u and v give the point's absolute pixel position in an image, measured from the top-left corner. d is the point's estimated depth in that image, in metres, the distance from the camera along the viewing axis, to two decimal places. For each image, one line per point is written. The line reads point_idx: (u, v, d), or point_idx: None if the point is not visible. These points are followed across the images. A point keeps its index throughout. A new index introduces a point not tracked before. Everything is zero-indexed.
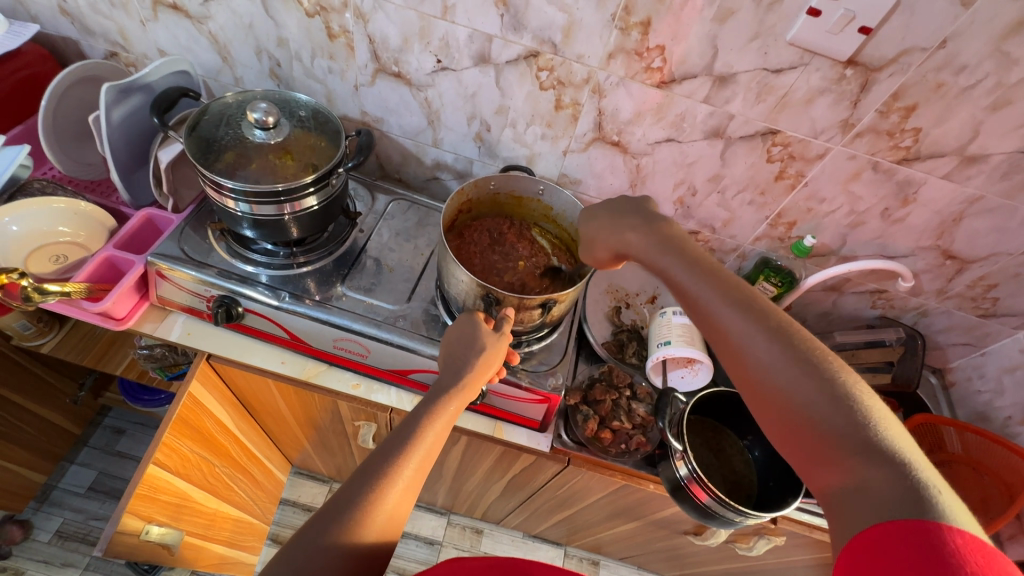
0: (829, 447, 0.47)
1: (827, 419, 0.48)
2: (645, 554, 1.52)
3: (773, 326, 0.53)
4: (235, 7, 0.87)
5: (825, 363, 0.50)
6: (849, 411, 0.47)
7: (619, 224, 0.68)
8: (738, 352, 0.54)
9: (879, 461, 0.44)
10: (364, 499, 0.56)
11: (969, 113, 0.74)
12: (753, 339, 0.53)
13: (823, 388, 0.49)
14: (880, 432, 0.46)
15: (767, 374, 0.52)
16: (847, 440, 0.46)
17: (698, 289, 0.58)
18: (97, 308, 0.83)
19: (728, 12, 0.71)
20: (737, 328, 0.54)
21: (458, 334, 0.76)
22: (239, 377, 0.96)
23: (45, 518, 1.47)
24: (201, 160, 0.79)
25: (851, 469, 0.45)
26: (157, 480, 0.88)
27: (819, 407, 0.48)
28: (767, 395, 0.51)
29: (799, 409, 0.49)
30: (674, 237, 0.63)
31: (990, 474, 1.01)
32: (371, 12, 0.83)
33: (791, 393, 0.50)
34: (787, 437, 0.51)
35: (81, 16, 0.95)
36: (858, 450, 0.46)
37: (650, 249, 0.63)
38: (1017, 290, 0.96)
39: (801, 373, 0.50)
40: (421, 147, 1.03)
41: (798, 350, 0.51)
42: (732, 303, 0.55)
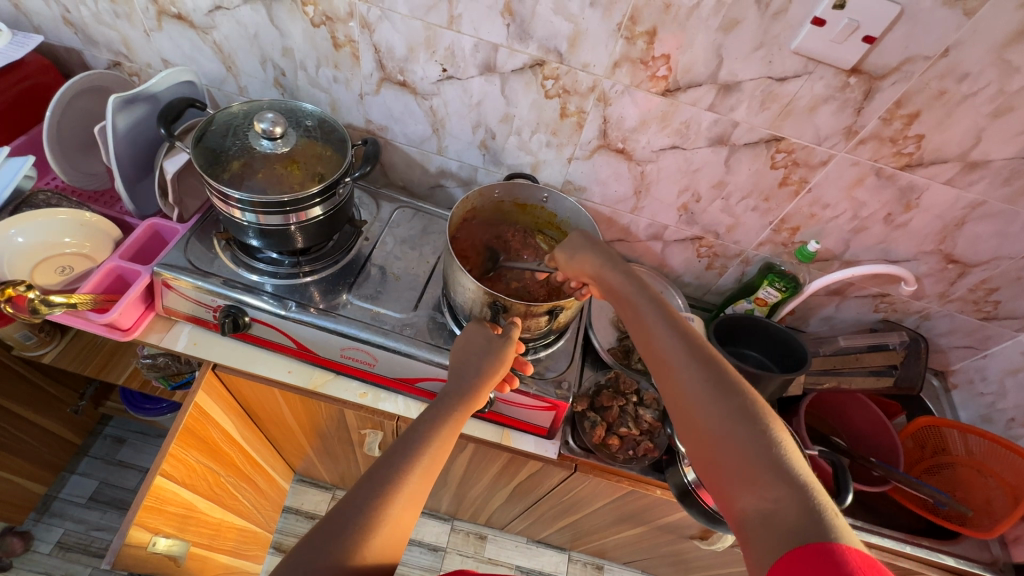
0: (742, 469, 0.52)
1: (741, 443, 0.53)
2: (650, 558, 1.52)
3: (703, 360, 0.60)
4: (240, 17, 0.88)
5: (744, 395, 0.57)
6: (761, 437, 0.53)
7: (596, 260, 0.76)
8: (674, 380, 0.60)
9: (784, 484, 0.50)
10: (371, 507, 0.56)
11: (971, 120, 0.75)
12: (685, 370, 0.60)
13: (740, 417, 0.55)
14: (786, 457, 0.52)
15: (696, 405, 0.57)
16: (755, 462, 0.52)
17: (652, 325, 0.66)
18: (103, 320, 0.83)
19: (733, 22, 0.72)
20: (675, 359, 0.61)
21: (467, 342, 0.77)
22: (244, 386, 0.96)
23: (46, 529, 1.46)
24: (207, 171, 0.79)
25: (759, 490, 0.50)
26: (163, 491, 0.88)
27: (735, 432, 0.54)
28: (693, 419, 0.57)
29: (718, 434, 0.55)
30: (638, 278, 0.71)
31: (995, 475, 1.00)
32: (377, 22, 0.83)
33: (713, 420, 0.56)
34: (706, 458, 0.56)
35: (85, 26, 0.95)
36: (768, 473, 0.51)
37: (621, 288, 0.72)
38: (1019, 293, 0.97)
39: (724, 402, 0.56)
40: (426, 155, 1.03)
41: (722, 381, 0.58)
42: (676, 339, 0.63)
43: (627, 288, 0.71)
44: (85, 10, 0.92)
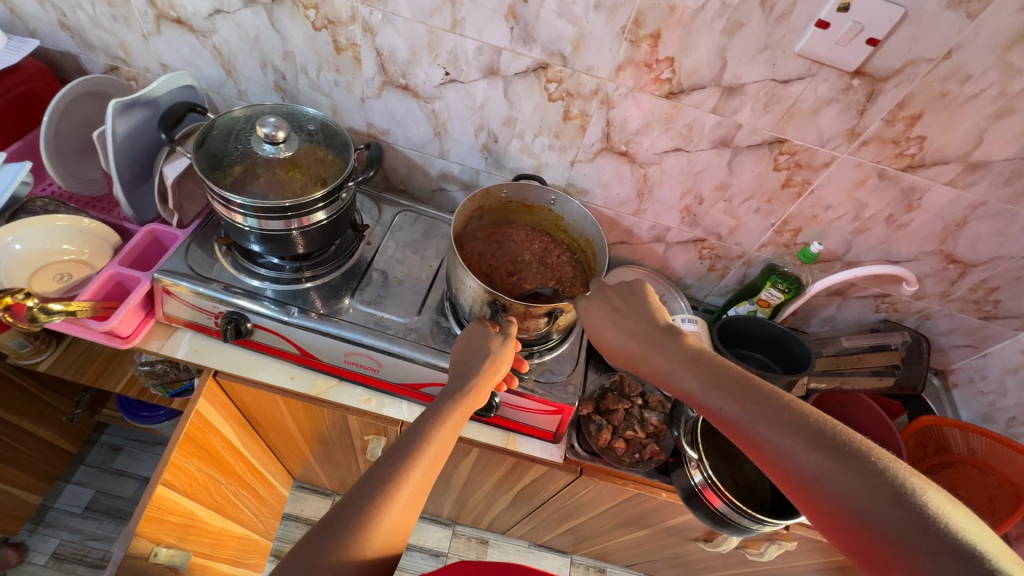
0: (900, 550, 0.47)
1: (889, 521, 0.48)
2: (652, 561, 1.52)
3: (807, 430, 0.55)
4: (241, 21, 0.87)
5: (868, 459, 0.52)
6: (909, 508, 0.48)
7: (623, 335, 0.70)
8: (783, 463, 0.55)
9: (950, 557, 0.45)
10: (372, 501, 0.56)
11: (973, 121, 0.75)
12: (795, 449, 0.54)
13: (876, 489, 0.50)
14: (904, 489, 0.49)
15: (783, 457, 0.55)
16: (912, 539, 0.47)
17: (725, 404, 0.60)
18: (102, 327, 0.82)
19: (738, 25, 0.72)
20: (772, 439, 0.56)
21: (468, 341, 0.76)
22: (246, 393, 0.95)
23: (41, 540, 1.43)
24: (209, 175, 0.78)
25: (926, 570, 0.46)
26: (165, 500, 0.87)
27: (874, 510, 0.49)
28: (823, 504, 0.52)
29: (858, 512, 0.50)
30: (687, 348, 0.65)
31: (997, 474, 1.01)
32: (380, 25, 0.83)
33: (847, 498, 0.51)
34: (852, 541, 0.51)
35: (81, 30, 0.94)
36: (929, 548, 0.46)
37: (666, 369, 0.65)
38: (1019, 292, 0.98)
39: (853, 478, 0.51)
40: (428, 158, 1.03)
41: (839, 453, 0.53)
42: (764, 414, 0.57)
43: (677, 365, 0.65)
44: (82, 13, 0.91)
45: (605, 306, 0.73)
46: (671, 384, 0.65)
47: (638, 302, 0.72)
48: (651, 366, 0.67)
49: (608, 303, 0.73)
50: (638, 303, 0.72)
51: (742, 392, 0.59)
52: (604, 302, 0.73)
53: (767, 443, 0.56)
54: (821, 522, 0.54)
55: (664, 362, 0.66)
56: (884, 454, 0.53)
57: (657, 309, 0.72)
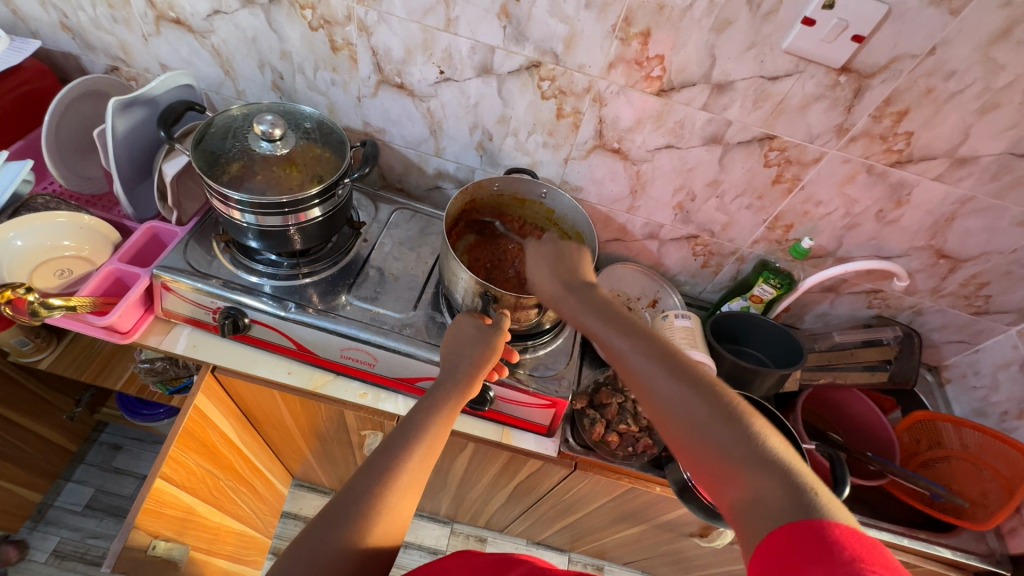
0: (730, 468, 0.52)
1: (725, 442, 0.53)
2: (649, 558, 1.52)
3: (675, 365, 0.59)
4: (238, 21, 0.88)
5: (717, 390, 0.56)
6: (742, 433, 0.53)
7: (551, 283, 0.73)
8: (648, 391, 0.59)
9: (768, 473, 0.50)
10: (368, 497, 0.57)
11: (959, 117, 0.76)
12: (658, 379, 0.58)
13: (718, 418, 0.54)
14: (768, 449, 0.52)
15: (670, 409, 0.57)
16: (741, 459, 0.52)
17: (613, 338, 0.64)
18: (102, 322, 0.83)
19: (726, 22, 0.74)
20: (645, 371, 0.60)
21: (457, 333, 0.77)
22: (244, 388, 0.96)
23: (41, 537, 1.44)
24: (207, 173, 0.80)
25: (747, 485, 0.50)
26: (163, 494, 0.88)
27: (715, 433, 0.54)
28: (677, 430, 0.56)
29: (703, 436, 0.54)
30: (596, 294, 0.69)
31: (989, 467, 1.02)
32: (375, 25, 0.84)
33: (719, 451, 0.53)
34: (695, 461, 0.55)
35: (83, 31, 0.95)
36: (752, 465, 0.51)
37: (576, 308, 0.69)
38: (1009, 287, 0.99)
39: (702, 405, 0.55)
40: (423, 157, 1.04)
41: (696, 385, 0.57)
42: (642, 348, 0.61)
43: (582, 306, 0.68)
44: (83, 15, 0.92)
45: (551, 253, 0.76)
46: (575, 320, 0.69)
47: (563, 253, 0.76)
48: (569, 311, 0.70)
49: (551, 251, 0.77)
50: (571, 256, 0.75)
51: (626, 328, 0.64)
52: (550, 250, 0.76)
53: (640, 373, 0.60)
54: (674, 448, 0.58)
55: (571, 300, 0.70)
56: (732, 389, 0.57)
57: (586, 265, 0.75)
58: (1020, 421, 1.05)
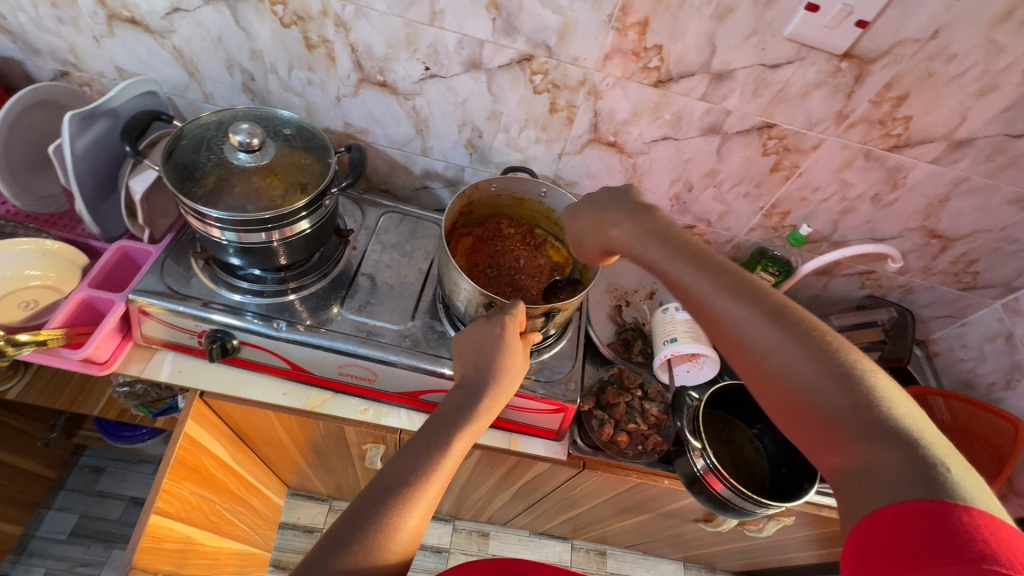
0: (836, 432, 0.46)
1: (834, 400, 0.46)
2: (652, 541, 1.54)
3: (772, 309, 0.51)
4: (202, 19, 0.81)
5: (826, 340, 0.49)
6: (854, 391, 0.46)
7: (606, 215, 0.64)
8: (734, 336, 0.52)
9: (887, 441, 0.43)
10: (383, 525, 0.55)
11: (957, 100, 0.76)
12: (750, 323, 0.51)
13: (824, 369, 0.47)
14: (888, 413, 0.45)
15: (766, 359, 0.50)
16: (852, 422, 0.45)
17: (690, 277, 0.56)
18: (78, 355, 0.77)
19: (727, 10, 0.71)
20: (732, 313, 0.52)
21: (468, 338, 0.73)
22: (237, 411, 0.92)
23: (25, 570, 1.37)
24: (181, 189, 0.73)
25: (859, 452, 0.44)
26: (160, 529, 0.83)
27: (822, 387, 0.47)
28: (769, 382, 0.50)
29: (805, 393, 0.48)
30: (660, 222, 0.61)
31: (980, 439, 1.05)
32: (353, 20, 0.78)
33: (827, 412, 0.46)
34: (789, 416, 0.49)
35: (24, 34, 0.86)
36: (862, 428, 0.44)
37: (636, 242, 0.61)
38: (997, 263, 1.01)
39: (804, 358, 0.48)
40: (410, 156, 0.99)
41: (796, 331, 0.50)
42: (729, 288, 0.53)
43: (647, 238, 0.60)
44: (23, 15, 0.83)
45: (590, 206, 0.68)
46: (640, 257, 0.61)
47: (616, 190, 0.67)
48: (628, 245, 0.62)
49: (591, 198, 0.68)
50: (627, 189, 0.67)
51: (705, 266, 0.55)
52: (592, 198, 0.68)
53: (724, 316, 0.52)
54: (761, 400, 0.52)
55: (631, 233, 0.61)
56: (839, 337, 0.50)
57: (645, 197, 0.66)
58: (1007, 391, 1.07)
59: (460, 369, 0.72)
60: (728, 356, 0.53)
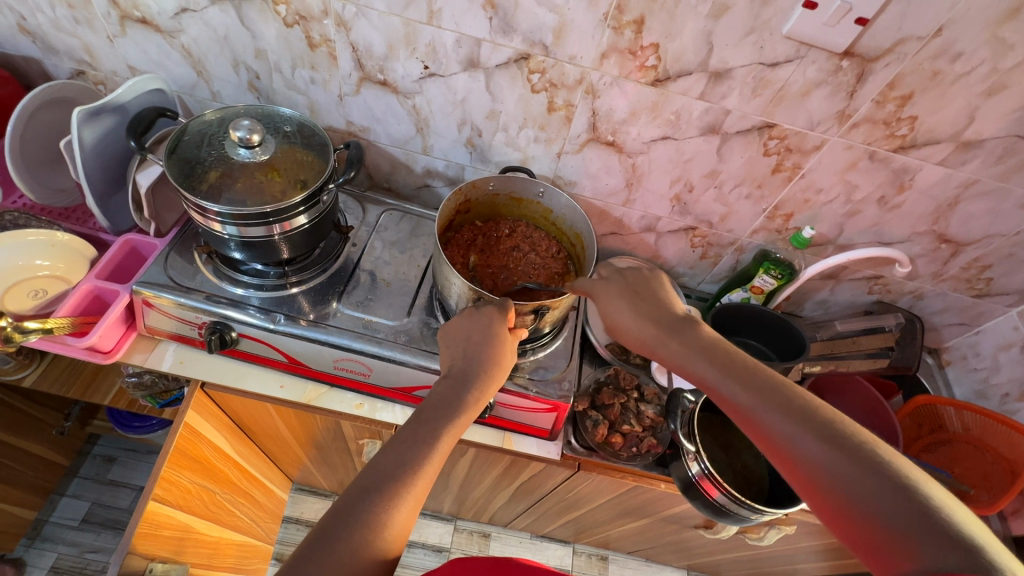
0: (901, 541, 0.46)
1: (891, 508, 0.47)
2: (654, 548, 1.52)
3: (813, 418, 0.54)
4: (209, 19, 0.84)
5: (871, 450, 0.51)
6: (908, 495, 0.48)
7: (645, 324, 0.68)
8: (783, 446, 0.54)
9: (949, 546, 0.44)
10: (371, 520, 0.55)
11: (964, 100, 0.74)
12: (796, 433, 0.53)
13: (875, 476, 0.49)
14: (943, 517, 0.46)
15: (818, 469, 0.51)
16: (913, 528, 0.46)
17: (726, 385, 0.59)
18: (83, 344, 0.80)
19: (724, 8, 0.70)
20: (779, 426, 0.54)
21: (454, 328, 0.74)
22: (237, 402, 0.94)
23: (38, 554, 1.41)
24: (184, 184, 0.75)
25: (926, 559, 0.44)
26: (158, 516, 0.86)
27: (876, 495, 0.48)
28: (824, 493, 0.51)
29: (861, 501, 0.49)
30: (700, 333, 0.64)
31: (992, 451, 1.02)
32: (353, 19, 0.80)
33: (882, 518, 0.47)
34: (849, 527, 0.49)
35: (43, 34, 0.90)
36: (924, 534, 0.45)
37: (681, 354, 0.63)
38: (1011, 269, 0.98)
39: (853, 466, 0.50)
40: (411, 155, 1.00)
41: (839, 441, 0.52)
42: (773, 400, 0.56)
43: (687, 351, 0.63)
44: (42, 16, 0.87)
45: (622, 290, 0.72)
46: (681, 367, 0.63)
47: (646, 286, 0.72)
48: (668, 355, 0.65)
49: (630, 287, 0.72)
50: (659, 294, 0.71)
51: (749, 376, 0.58)
52: (633, 286, 0.72)
53: (773, 430, 0.54)
54: (819, 512, 0.52)
55: (676, 345, 0.64)
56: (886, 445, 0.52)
57: (674, 301, 0.71)
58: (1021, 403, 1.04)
59: (449, 360, 0.72)
60: (780, 467, 0.55)
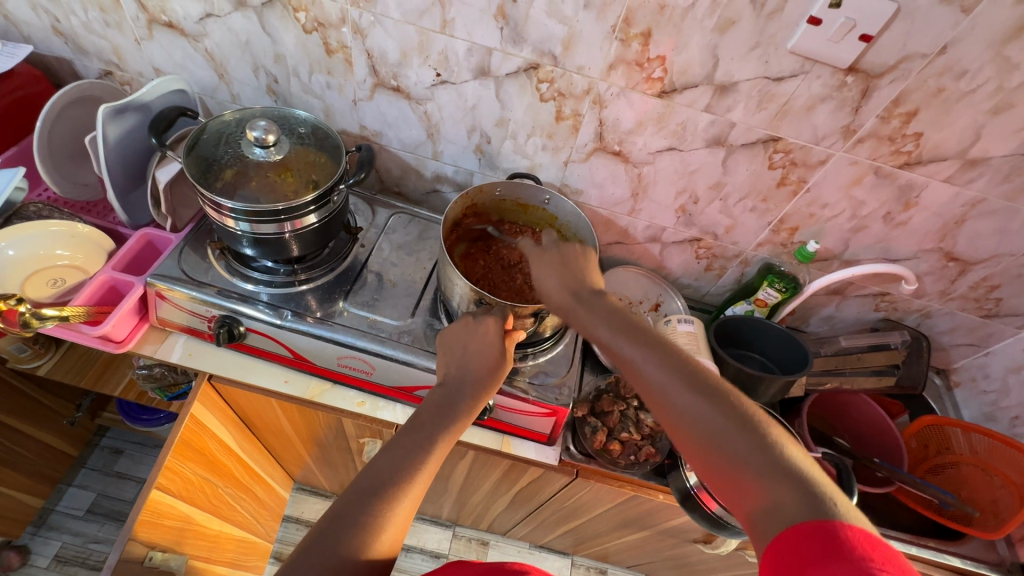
0: (745, 477, 0.52)
1: (743, 451, 0.53)
2: (653, 563, 1.51)
3: (687, 373, 0.58)
4: (231, 24, 0.87)
5: (733, 401, 0.56)
6: (758, 439, 0.53)
7: (559, 291, 0.69)
8: (661, 401, 0.58)
9: (785, 482, 0.50)
10: (369, 524, 0.56)
11: (970, 118, 0.74)
12: (671, 387, 0.58)
13: (735, 420, 0.55)
14: (786, 457, 0.52)
15: (686, 420, 0.56)
16: (761, 468, 0.51)
17: (621, 346, 0.62)
18: (96, 332, 0.82)
19: (729, 22, 0.72)
20: (661, 383, 0.58)
21: (452, 340, 0.74)
22: (243, 397, 0.95)
23: (43, 542, 1.44)
24: (200, 180, 0.78)
25: (763, 492, 0.50)
26: (160, 505, 0.87)
27: (733, 441, 0.54)
28: (691, 439, 0.56)
29: (718, 442, 0.54)
30: (607, 301, 0.66)
31: (1000, 474, 0.99)
32: (369, 28, 0.83)
33: (734, 456, 0.53)
34: (713, 472, 0.55)
35: (75, 35, 0.94)
36: (775, 478, 0.50)
37: (585, 317, 0.65)
38: (1020, 290, 0.96)
39: (716, 413, 0.55)
40: (421, 160, 1.02)
41: (710, 393, 0.57)
42: (655, 357, 0.60)
43: (595, 316, 0.65)
44: (75, 19, 0.91)
45: (550, 263, 0.71)
46: (587, 329, 0.65)
47: (566, 257, 0.72)
48: (584, 320, 0.65)
49: (558, 259, 0.72)
50: (580, 263, 0.71)
51: (638, 336, 0.62)
52: (554, 256, 0.72)
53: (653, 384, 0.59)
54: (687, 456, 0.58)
55: (582, 311, 0.66)
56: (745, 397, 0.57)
57: (594, 272, 0.71)
58: None
59: (444, 369, 0.72)
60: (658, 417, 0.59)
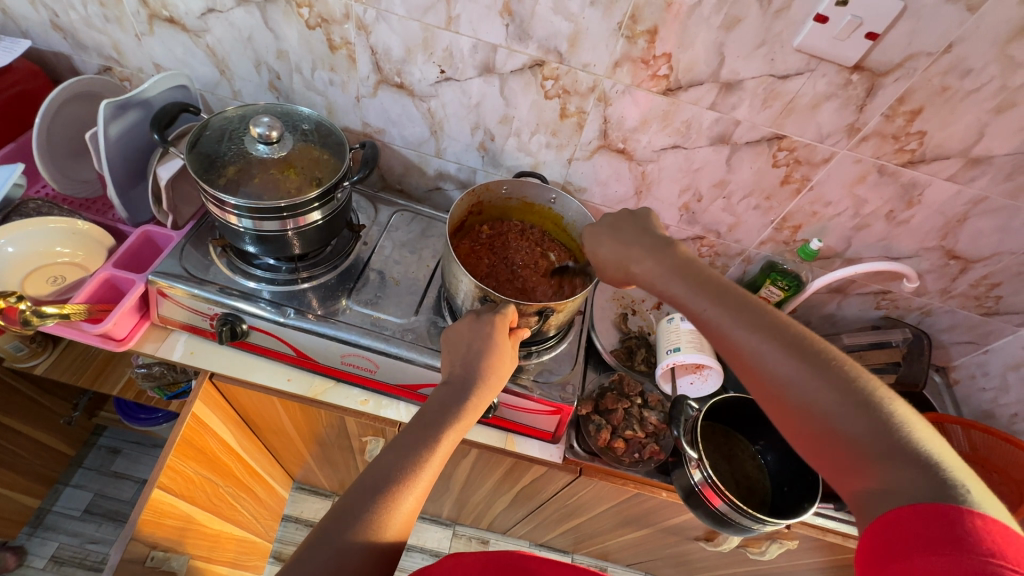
0: (856, 457, 0.48)
1: (856, 428, 0.48)
2: (653, 560, 1.51)
3: (786, 339, 0.53)
4: (234, 20, 0.86)
5: (843, 369, 0.51)
6: (873, 414, 0.48)
7: (619, 249, 0.68)
8: (756, 368, 0.54)
9: (905, 462, 0.46)
10: (371, 522, 0.56)
11: (974, 116, 0.75)
12: (768, 354, 0.53)
13: (844, 391, 0.49)
14: (906, 435, 0.47)
15: (787, 389, 0.52)
16: (877, 447, 0.47)
17: (707, 309, 0.57)
18: (96, 330, 0.81)
19: (735, 20, 0.72)
20: (754, 347, 0.53)
21: (455, 338, 0.73)
22: (244, 396, 0.95)
23: (40, 543, 1.42)
24: (203, 176, 0.77)
25: (877, 474, 0.46)
26: (162, 504, 0.86)
27: (843, 415, 0.49)
28: (791, 412, 0.52)
29: (826, 417, 0.50)
30: (680, 255, 0.63)
31: (999, 471, 1.00)
32: (373, 23, 0.82)
33: (843, 432, 0.49)
34: (817, 448, 0.51)
35: (74, 30, 0.93)
36: (893, 459, 0.46)
37: (658, 273, 0.63)
38: (1020, 288, 0.97)
39: (823, 384, 0.50)
40: (424, 157, 1.02)
41: (815, 361, 0.51)
42: (747, 319, 0.55)
43: (669, 272, 0.62)
44: (74, 14, 0.90)
45: (608, 227, 0.71)
46: (660, 287, 0.62)
47: (636, 223, 0.69)
48: (650, 275, 0.63)
49: (614, 225, 0.71)
50: (643, 221, 0.70)
51: (724, 296, 0.57)
52: (611, 224, 0.71)
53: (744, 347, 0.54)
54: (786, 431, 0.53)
55: (655, 267, 0.63)
56: (856, 363, 0.52)
57: (660, 228, 0.69)
58: None
59: (447, 366, 0.71)
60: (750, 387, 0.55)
